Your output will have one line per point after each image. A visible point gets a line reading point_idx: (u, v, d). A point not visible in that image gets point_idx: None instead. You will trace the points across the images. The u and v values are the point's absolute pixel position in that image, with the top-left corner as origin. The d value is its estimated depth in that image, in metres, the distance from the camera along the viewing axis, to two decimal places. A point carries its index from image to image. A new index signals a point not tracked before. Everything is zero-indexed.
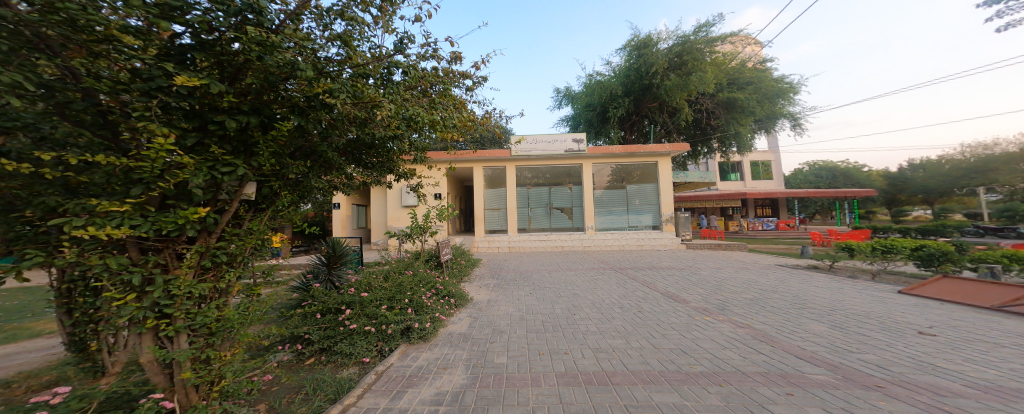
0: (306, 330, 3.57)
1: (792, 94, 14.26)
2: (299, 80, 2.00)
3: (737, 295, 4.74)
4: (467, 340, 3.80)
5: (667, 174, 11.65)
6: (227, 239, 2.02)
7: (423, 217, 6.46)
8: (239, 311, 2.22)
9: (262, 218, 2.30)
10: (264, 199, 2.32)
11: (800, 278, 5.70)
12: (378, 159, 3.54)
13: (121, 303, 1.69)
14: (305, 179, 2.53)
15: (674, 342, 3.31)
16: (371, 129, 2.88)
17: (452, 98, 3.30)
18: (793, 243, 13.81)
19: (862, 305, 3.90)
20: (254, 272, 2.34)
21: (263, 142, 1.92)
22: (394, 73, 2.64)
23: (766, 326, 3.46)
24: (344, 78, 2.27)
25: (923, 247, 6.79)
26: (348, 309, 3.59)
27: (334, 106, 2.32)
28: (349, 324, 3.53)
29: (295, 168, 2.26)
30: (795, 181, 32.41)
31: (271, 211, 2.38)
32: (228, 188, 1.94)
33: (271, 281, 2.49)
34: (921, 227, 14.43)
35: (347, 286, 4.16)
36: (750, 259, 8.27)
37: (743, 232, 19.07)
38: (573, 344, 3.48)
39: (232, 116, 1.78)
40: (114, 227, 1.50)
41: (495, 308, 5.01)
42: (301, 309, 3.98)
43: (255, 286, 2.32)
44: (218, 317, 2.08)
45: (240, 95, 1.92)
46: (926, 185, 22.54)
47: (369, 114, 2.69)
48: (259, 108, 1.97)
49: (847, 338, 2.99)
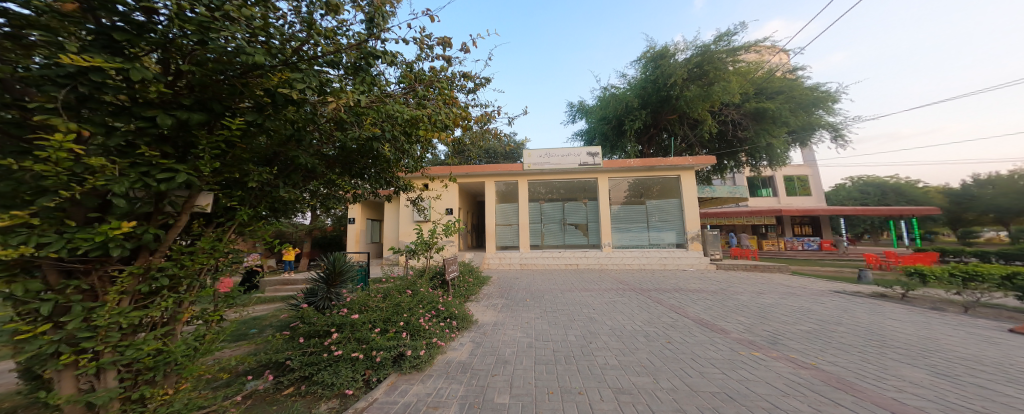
0: (287, 356, 3.18)
1: (830, 103, 13.16)
2: (253, 72, 1.68)
3: (790, 326, 3.95)
4: (466, 372, 3.29)
5: (692, 189, 10.80)
6: (176, 257, 1.65)
7: (429, 232, 6.17)
8: (192, 342, 1.83)
9: (224, 232, 1.93)
10: (224, 211, 1.94)
11: (866, 308, 4.75)
12: (370, 167, 3.31)
13: (26, 338, 1.35)
14: (275, 188, 2.19)
15: (716, 384, 2.64)
16: (351, 131, 2.56)
17: (444, 95, 2.96)
18: (841, 265, 12.30)
19: (967, 347, 3.04)
20: (214, 295, 1.96)
21: (202, 141, 1.53)
22: (373, 64, 2.30)
23: (838, 368, 2.72)
24: (312, 70, 1.94)
25: (1020, 274, 5.61)
26: (337, 333, 3.20)
27: (301, 103, 1.97)
28: (335, 350, 3.13)
29: (257, 175, 1.87)
30: (837, 198, 29.86)
31: (239, 225, 2.02)
32: (174, 198, 1.56)
33: (236, 305, 2.11)
34: (1002, 251, 12.45)
35: (340, 307, 3.80)
36: (795, 282, 7.25)
37: (779, 252, 17.43)
38: (589, 382, 2.89)
39: (168, 111, 1.44)
40: (13, 245, 1.17)
41: (501, 332, 4.49)
42: (288, 331, 3.64)
43: (213, 312, 1.93)
44: (159, 351, 1.70)
45: (185, 88, 1.58)
46: (998, 203, 19.90)
47: (350, 120, 2.42)
48: (207, 104, 1.62)
49: (962, 391, 2.22)
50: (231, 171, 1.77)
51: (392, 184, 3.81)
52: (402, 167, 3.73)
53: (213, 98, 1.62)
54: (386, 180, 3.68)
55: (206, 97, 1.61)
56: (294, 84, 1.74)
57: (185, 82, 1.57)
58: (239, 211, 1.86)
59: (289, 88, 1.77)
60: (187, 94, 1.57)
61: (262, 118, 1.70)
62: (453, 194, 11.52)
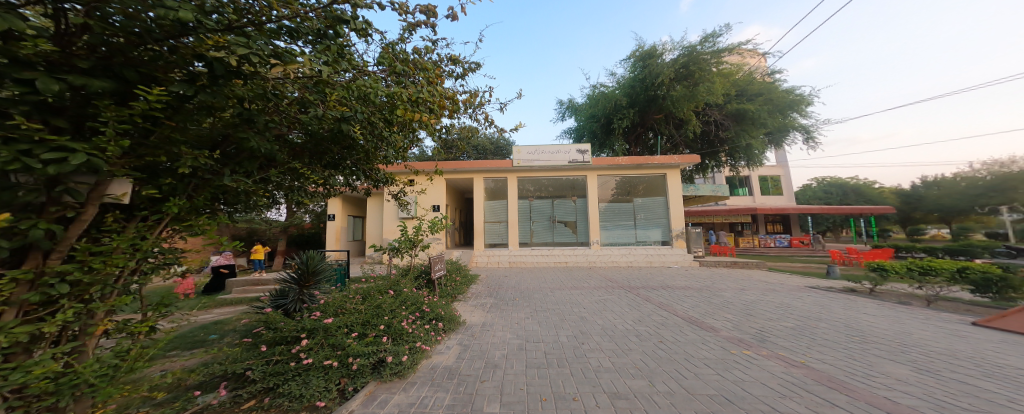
0: (246, 365, 2.82)
1: (804, 106, 13.77)
2: (178, 31, 1.39)
3: (776, 323, 4.02)
4: (452, 378, 3.09)
5: (677, 187, 11.00)
6: (80, 259, 1.23)
7: (414, 229, 5.88)
8: (110, 360, 1.42)
9: (154, 227, 1.48)
10: (150, 201, 1.48)
11: (842, 303, 4.94)
12: (345, 154, 3.03)
13: None
14: (219, 177, 1.72)
15: (712, 386, 2.59)
16: (315, 112, 2.27)
17: (428, 76, 2.72)
18: (810, 261, 13.00)
19: (940, 342, 3.16)
20: (143, 302, 1.51)
21: (105, 112, 1.20)
22: (338, 33, 2.02)
23: (828, 365, 2.74)
24: (258, 34, 1.66)
25: (968, 270, 6.06)
26: (308, 337, 2.90)
27: (246, 74, 1.69)
28: (304, 358, 2.81)
29: (190, 160, 1.44)
30: (804, 197, 31.70)
31: (173, 219, 1.57)
32: (72, 186, 1.16)
33: (174, 312, 1.65)
34: (948, 247, 13.57)
35: (311, 310, 3.48)
36: (773, 278, 7.52)
37: (754, 249, 18.24)
38: (584, 387, 2.77)
39: (56, 75, 1.13)
40: None
41: (490, 334, 4.33)
42: (249, 338, 3.26)
43: (140, 322, 1.49)
44: (61, 373, 1.27)
45: (87, 50, 1.27)
46: (942, 203, 21.72)
47: (314, 102, 2.17)
48: (115, 71, 1.30)
49: (947, 388, 2.26)
50: (154, 153, 1.38)
51: (372, 176, 3.56)
52: (382, 158, 3.50)
53: (127, 64, 1.32)
54: (362, 170, 3.43)
55: (115, 63, 1.30)
56: (232, 48, 1.47)
57: (88, 45, 1.28)
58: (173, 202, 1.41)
59: (227, 54, 1.49)
60: (88, 59, 1.27)
61: (193, 88, 1.42)
62: (439, 190, 11.18)
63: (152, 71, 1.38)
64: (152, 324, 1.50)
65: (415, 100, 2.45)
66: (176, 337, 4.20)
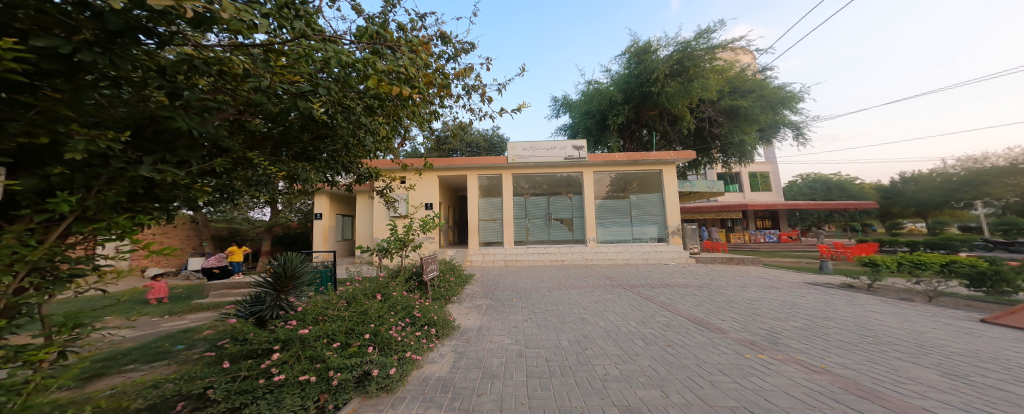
0: (208, 383, 2.38)
1: (796, 103, 13.88)
2: None
3: (785, 322, 3.88)
4: (446, 391, 2.80)
5: (672, 184, 10.91)
6: None
7: (404, 229, 5.55)
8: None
9: (47, 232, 1.20)
10: (34, 198, 1.18)
11: (846, 300, 4.86)
12: (318, 140, 2.73)
13: None
14: (136, 166, 1.37)
15: (732, 397, 2.37)
16: (274, 90, 1.97)
17: (413, 49, 2.44)
18: (801, 256, 13.18)
19: (960, 343, 3.05)
20: (43, 323, 1.23)
21: None
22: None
23: (851, 370, 2.58)
24: None
25: (953, 263, 6.16)
26: (281, 350, 2.56)
27: (158, 35, 1.38)
28: (275, 374, 2.46)
29: (82, 143, 1.10)
30: (790, 193, 32.45)
31: (77, 220, 1.26)
32: None
33: (86, 331, 1.37)
34: (929, 240, 13.98)
35: (286, 320, 3.12)
36: (771, 274, 7.48)
37: (744, 244, 18.48)
38: (590, 400, 2.51)
39: None
40: None
41: (486, 338, 4.06)
42: (213, 352, 2.88)
43: (41, 347, 1.21)
44: None
45: None
46: (920, 198, 22.52)
47: (269, 77, 1.91)
48: None
49: (984, 396, 2.11)
50: (31, 132, 1.10)
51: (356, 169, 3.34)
52: (363, 150, 3.24)
53: None
54: (340, 164, 3.16)
55: None
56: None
57: None
58: (66, 199, 1.12)
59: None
60: None
61: (71, 45, 1.10)
62: (431, 187, 10.80)
63: (23, 25, 1.12)
64: (56, 348, 1.22)
65: (397, 72, 2.20)
66: (138, 349, 3.79)
